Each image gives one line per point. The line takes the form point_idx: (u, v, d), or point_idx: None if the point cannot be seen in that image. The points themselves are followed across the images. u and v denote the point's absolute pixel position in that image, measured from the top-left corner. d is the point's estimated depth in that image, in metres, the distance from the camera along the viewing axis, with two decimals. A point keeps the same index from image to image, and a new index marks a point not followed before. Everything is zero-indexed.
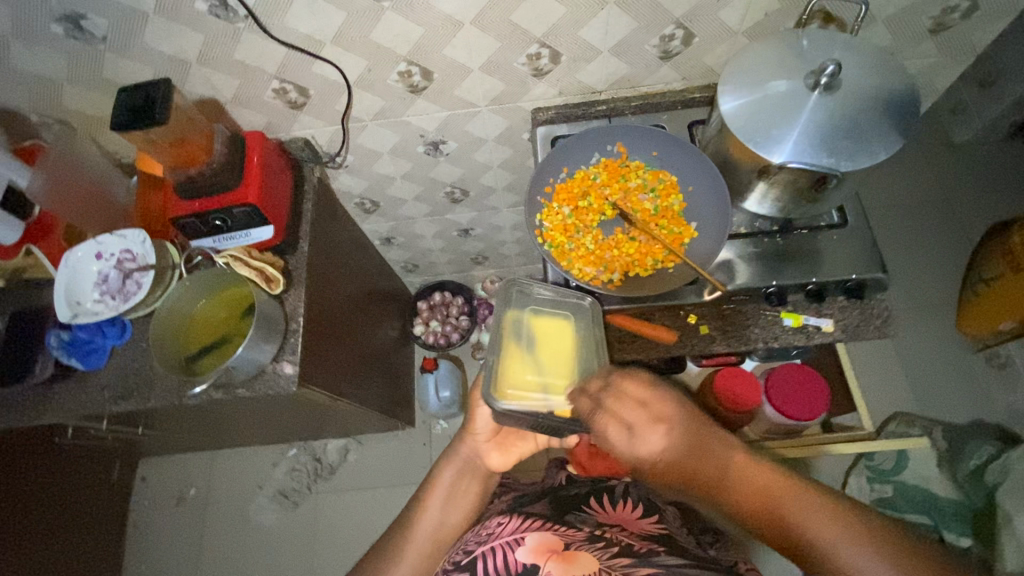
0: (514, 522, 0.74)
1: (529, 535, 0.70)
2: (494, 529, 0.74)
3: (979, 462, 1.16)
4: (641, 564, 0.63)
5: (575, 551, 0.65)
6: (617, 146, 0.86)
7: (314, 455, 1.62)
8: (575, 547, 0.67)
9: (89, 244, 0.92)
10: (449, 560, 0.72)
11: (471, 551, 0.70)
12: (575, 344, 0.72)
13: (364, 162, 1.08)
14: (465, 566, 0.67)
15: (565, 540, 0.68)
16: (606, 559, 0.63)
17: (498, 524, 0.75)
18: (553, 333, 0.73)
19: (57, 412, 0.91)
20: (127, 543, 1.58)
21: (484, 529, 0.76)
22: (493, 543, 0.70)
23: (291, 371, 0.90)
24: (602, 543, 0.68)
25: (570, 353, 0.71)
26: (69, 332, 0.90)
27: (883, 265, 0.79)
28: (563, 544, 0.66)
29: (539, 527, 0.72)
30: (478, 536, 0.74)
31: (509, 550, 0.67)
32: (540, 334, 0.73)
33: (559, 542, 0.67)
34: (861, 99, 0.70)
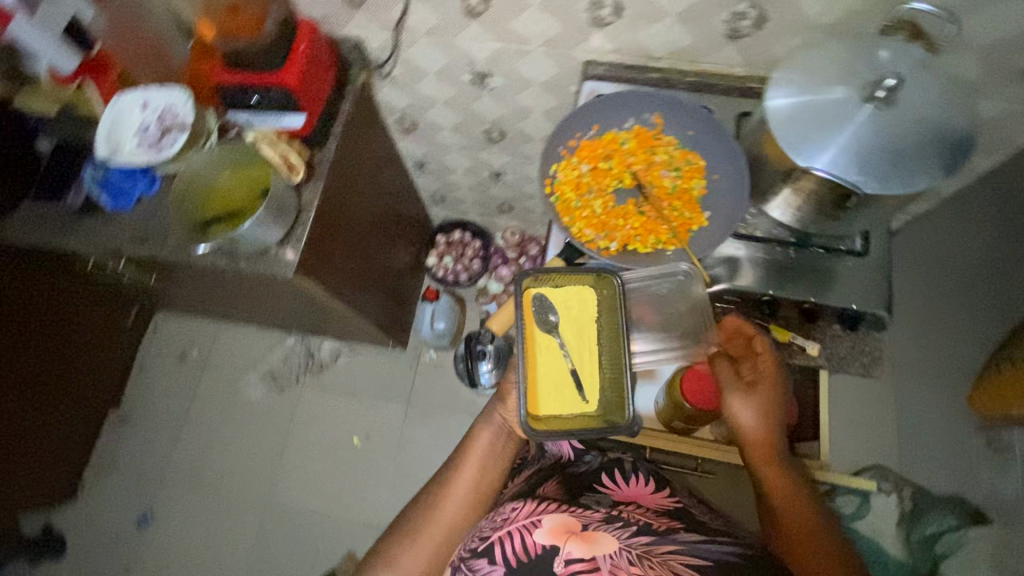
0: (530, 504, 0.75)
1: (545, 517, 0.72)
2: (508, 514, 0.74)
3: (933, 530, 1.14)
4: (662, 543, 0.67)
5: (593, 530, 0.68)
6: (654, 116, 0.84)
7: (308, 350, 1.71)
8: (592, 527, 0.69)
9: (138, 93, 0.96)
10: (463, 546, 0.72)
11: (487, 537, 0.71)
12: (597, 314, 0.77)
13: (410, 77, 1.09)
14: (483, 553, 0.68)
15: (582, 521, 0.70)
16: (625, 538, 0.67)
17: (511, 509, 0.75)
18: (574, 304, 0.76)
19: (80, 239, 0.99)
20: (130, 381, 1.73)
21: (499, 513, 0.76)
22: (508, 527, 0.71)
23: (291, 257, 0.95)
24: (620, 523, 0.71)
25: (592, 323, 0.77)
26: (103, 171, 0.97)
27: (888, 305, 0.77)
28: (582, 526, 0.69)
29: (555, 507, 0.74)
30: (493, 521, 0.74)
31: (527, 533, 0.69)
32: (563, 310, 0.76)
33: (576, 522, 0.70)
34: (915, 123, 0.66)
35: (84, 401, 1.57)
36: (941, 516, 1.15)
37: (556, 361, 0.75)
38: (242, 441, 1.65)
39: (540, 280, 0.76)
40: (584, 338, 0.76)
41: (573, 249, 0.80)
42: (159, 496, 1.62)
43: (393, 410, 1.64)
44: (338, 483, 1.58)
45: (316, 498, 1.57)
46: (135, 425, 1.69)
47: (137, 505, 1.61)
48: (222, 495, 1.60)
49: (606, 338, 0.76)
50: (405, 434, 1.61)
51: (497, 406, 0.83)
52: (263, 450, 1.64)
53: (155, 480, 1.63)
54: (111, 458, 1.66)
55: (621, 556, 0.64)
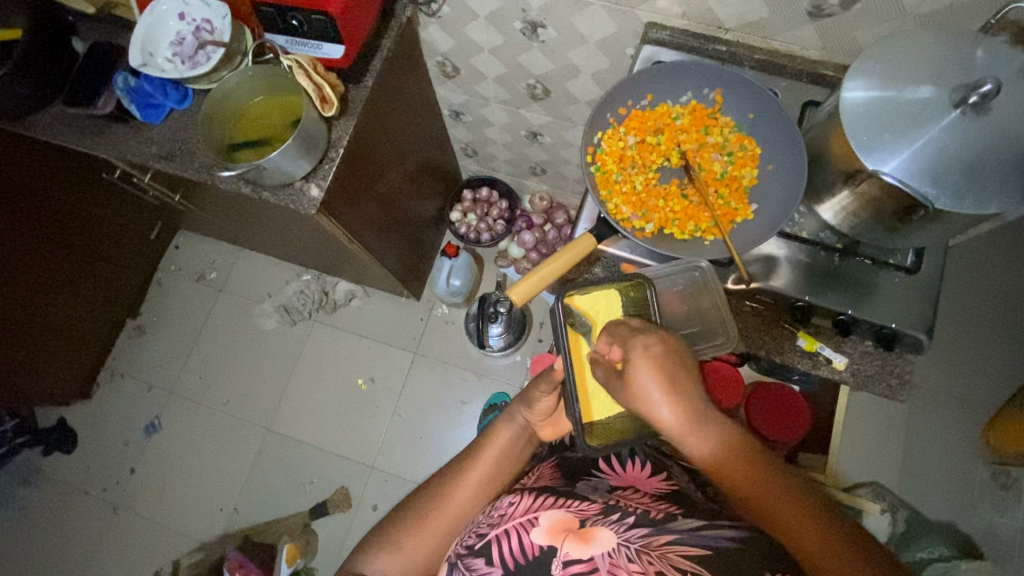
0: (526, 498, 0.69)
1: (542, 513, 0.66)
2: (506, 509, 0.68)
3: (925, 555, 1.11)
4: (660, 535, 0.60)
5: (591, 526, 0.62)
6: (714, 92, 0.78)
7: (323, 288, 1.71)
8: (590, 521, 0.63)
9: (175, 1, 0.92)
10: (459, 542, 0.68)
11: (484, 534, 0.65)
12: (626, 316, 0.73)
13: (458, 18, 1.03)
14: (480, 552, 0.63)
15: (580, 516, 0.64)
16: (624, 531, 0.61)
17: (509, 503, 0.69)
18: (603, 309, 0.73)
19: (108, 148, 0.97)
20: (148, 294, 1.76)
21: (496, 508, 0.70)
22: (505, 524, 0.65)
23: (316, 194, 0.93)
24: (618, 514, 0.64)
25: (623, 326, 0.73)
26: (136, 80, 0.94)
27: (930, 329, 0.72)
28: (579, 522, 0.63)
29: (553, 501, 0.68)
30: (490, 516, 0.69)
31: (523, 531, 0.63)
32: (594, 313, 0.72)
33: (573, 519, 0.63)
34: (1009, 136, 0.59)
35: (104, 307, 1.61)
36: (934, 543, 1.12)
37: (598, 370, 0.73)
38: (251, 367, 1.68)
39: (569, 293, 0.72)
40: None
41: (605, 225, 0.76)
42: (168, 407, 1.67)
43: (400, 358, 1.65)
44: (339, 420, 1.62)
45: (316, 431, 1.61)
46: (150, 337, 1.73)
47: (147, 413, 1.67)
48: (227, 415, 1.65)
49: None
50: (409, 384, 1.63)
51: (520, 406, 0.83)
52: (270, 378, 1.67)
53: (165, 392, 1.69)
54: (126, 365, 1.72)
55: (620, 553, 0.58)
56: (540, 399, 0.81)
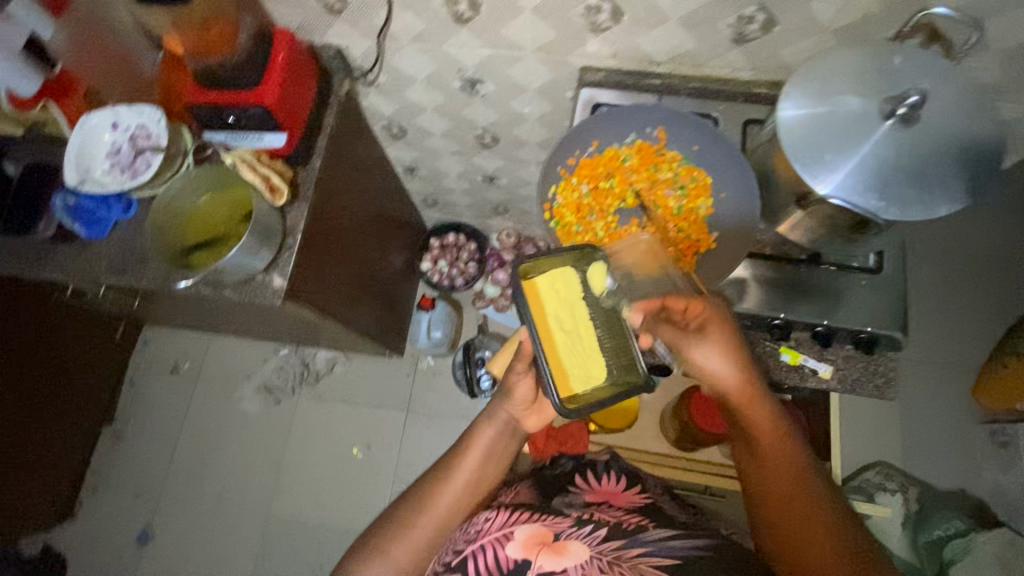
0: (503, 515, 0.72)
1: (519, 528, 0.69)
2: (483, 525, 0.71)
3: (942, 533, 1.06)
4: (629, 547, 0.65)
5: (566, 540, 0.66)
6: (657, 130, 0.79)
7: (303, 360, 1.67)
8: (564, 536, 0.67)
9: (106, 112, 0.90)
10: (440, 557, 0.71)
11: (462, 550, 0.68)
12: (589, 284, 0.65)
13: (396, 84, 1.03)
14: (457, 567, 0.66)
15: (555, 530, 0.68)
16: (597, 544, 0.65)
17: (486, 518, 0.72)
18: (564, 281, 0.65)
19: (56, 270, 0.94)
20: (121, 396, 1.69)
21: (474, 524, 0.73)
22: (483, 539, 0.68)
23: (279, 285, 0.91)
24: (590, 527, 0.69)
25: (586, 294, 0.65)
26: (76, 198, 0.91)
27: (903, 326, 0.73)
28: (554, 536, 0.66)
29: (527, 517, 0.71)
30: (467, 533, 0.71)
31: (499, 546, 0.66)
32: (555, 282, 0.64)
33: (548, 532, 0.67)
34: (938, 140, 0.61)
35: (76, 420, 1.54)
36: (947, 519, 1.09)
37: (571, 344, 0.64)
38: (241, 453, 1.62)
39: (524, 267, 0.64)
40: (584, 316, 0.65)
41: None
42: (159, 511, 1.60)
43: (393, 418, 1.62)
44: (339, 494, 1.56)
45: (319, 510, 1.55)
46: (130, 441, 1.66)
47: (137, 521, 1.59)
48: (224, 509, 1.58)
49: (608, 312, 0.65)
50: (405, 443, 1.59)
51: (501, 400, 0.78)
52: (261, 462, 1.61)
53: (154, 496, 1.61)
54: (108, 474, 1.64)
55: (593, 564, 0.62)
56: (517, 384, 0.76)
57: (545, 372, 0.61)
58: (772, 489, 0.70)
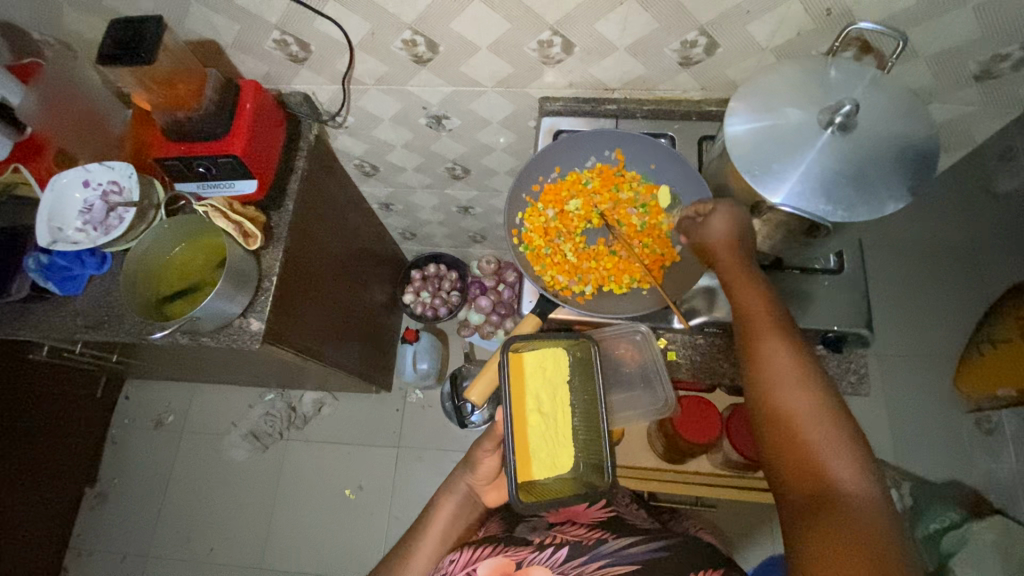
0: (466, 553, 0.73)
1: (481, 563, 0.70)
2: (447, 567, 0.72)
3: (937, 526, 1.10)
4: (591, 561, 0.66)
5: (527, 566, 0.67)
6: (615, 152, 0.83)
7: (290, 403, 1.65)
8: (527, 562, 0.68)
9: (76, 171, 0.91)
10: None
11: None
12: (570, 376, 0.74)
13: (364, 125, 1.06)
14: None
15: (517, 558, 0.69)
16: (558, 565, 0.66)
17: (449, 562, 0.73)
18: (551, 367, 0.73)
19: (31, 330, 0.93)
20: (103, 455, 1.65)
21: (439, 569, 0.74)
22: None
23: (257, 327, 0.91)
24: (552, 548, 0.70)
25: (566, 385, 0.74)
26: (48, 256, 0.91)
27: (868, 322, 0.76)
28: (516, 564, 0.67)
29: (491, 549, 0.72)
30: None
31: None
32: (541, 366, 0.73)
33: (510, 562, 0.68)
34: (876, 145, 0.65)
35: (57, 485, 1.49)
36: (941, 512, 1.12)
37: (545, 431, 0.70)
38: (230, 506, 1.58)
39: (518, 343, 0.72)
40: (564, 405, 0.73)
41: (547, 299, 0.77)
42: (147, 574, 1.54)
43: (384, 456, 1.59)
44: (333, 538, 1.53)
45: (313, 558, 1.51)
46: (115, 501, 1.61)
47: None
48: (214, 566, 1.53)
49: (582, 407, 0.74)
50: (398, 480, 1.57)
51: (463, 472, 0.81)
52: (252, 512, 1.57)
53: (142, 556, 1.56)
54: (93, 538, 1.58)
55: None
56: (483, 460, 0.79)
57: (513, 455, 0.67)
58: (771, 395, 0.56)
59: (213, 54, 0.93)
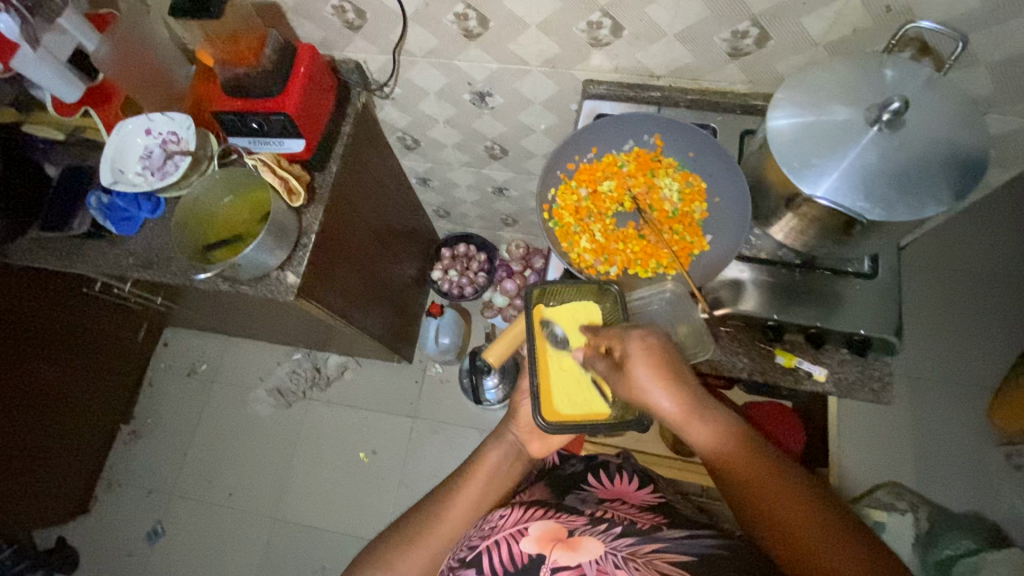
0: (517, 511, 0.71)
1: (533, 523, 0.67)
2: (496, 521, 0.70)
3: (951, 553, 1.09)
4: (647, 542, 0.61)
5: (580, 535, 0.62)
6: (653, 138, 0.83)
7: (315, 364, 1.71)
8: (580, 532, 0.64)
9: (140, 119, 0.97)
10: (453, 558, 0.69)
11: (476, 545, 0.67)
12: (603, 320, 0.73)
13: (410, 98, 1.09)
14: (471, 563, 0.64)
15: (570, 526, 0.65)
16: (612, 540, 0.61)
17: (500, 516, 0.71)
18: (582, 314, 0.74)
19: (87, 264, 1.00)
20: (140, 395, 1.75)
21: (487, 521, 0.72)
22: (496, 535, 0.67)
23: (292, 281, 0.95)
24: (605, 525, 0.65)
25: (599, 329, 0.73)
26: (109, 197, 0.98)
27: (897, 330, 0.74)
28: (568, 532, 0.63)
29: (543, 512, 0.69)
30: (481, 529, 0.70)
31: (514, 542, 0.64)
32: (571, 312, 0.74)
33: (561, 528, 0.64)
34: (923, 146, 0.63)
35: (95, 417, 1.59)
36: (956, 539, 1.10)
37: (567, 370, 0.72)
38: (250, 456, 1.65)
39: (543, 296, 0.74)
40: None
41: (572, 275, 0.79)
42: (170, 510, 1.63)
43: (399, 425, 1.64)
44: (345, 498, 1.58)
45: (323, 514, 1.57)
46: (146, 438, 1.71)
47: (148, 519, 1.62)
48: (231, 510, 1.60)
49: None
50: (412, 448, 1.61)
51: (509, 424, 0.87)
52: (270, 463, 1.64)
53: (167, 494, 1.64)
54: (124, 471, 1.68)
55: (608, 560, 0.58)
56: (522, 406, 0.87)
57: (534, 396, 0.70)
58: (766, 514, 0.59)
59: (274, 18, 0.97)
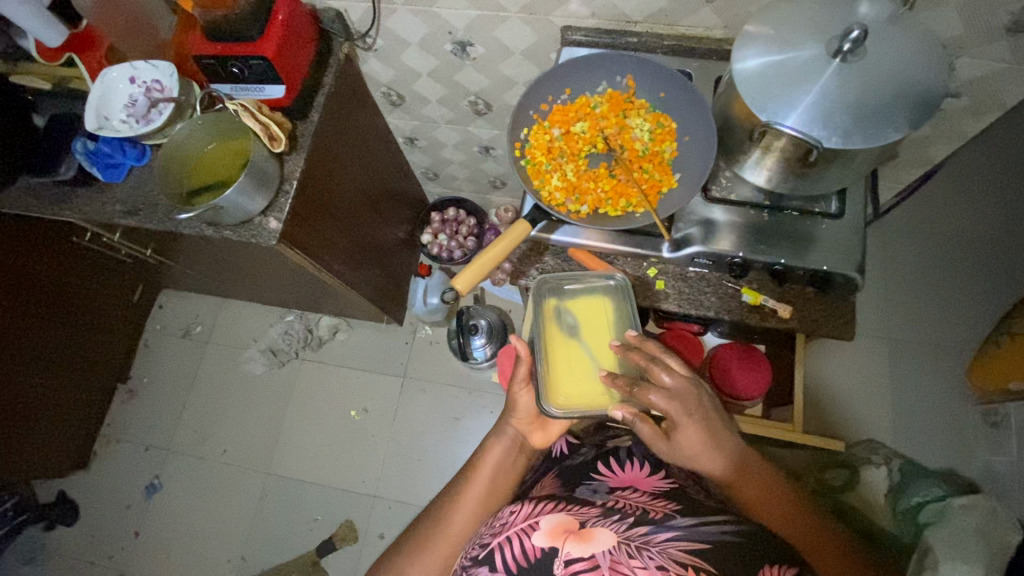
0: (527, 506, 0.72)
1: (542, 518, 0.69)
2: (507, 518, 0.71)
3: (919, 500, 1.09)
4: (657, 533, 0.63)
5: (591, 527, 0.64)
6: (626, 79, 0.85)
7: (307, 325, 1.74)
8: (590, 523, 0.66)
9: (125, 67, 0.98)
10: (465, 555, 0.70)
11: (488, 543, 0.68)
12: (609, 319, 0.85)
13: (392, 49, 1.09)
14: (484, 561, 0.66)
15: (580, 518, 0.67)
16: (625, 530, 0.64)
17: (510, 511, 0.73)
18: (592, 313, 0.85)
19: (74, 211, 1.02)
20: (136, 355, 1.79)
21: (499, 518, 0.73)
22: (507, 532, 0.68)
23: (275, 226, 0.97)
24: (619, 515, 0.67)
25: (605, 327, 0.85)
26: (94, 143, 0.99)
27: (860, 267, 0.76)
28: (579, 523, 0.65)
29: (551, 506, 0.71)
30: (492, 527, 0.72)
31: (525, 536, 0.66)
32: (580, 313, 0.85)
33: (573, 520, 0.66)
34: (883, 76, 0.64)
35: (93, 375, 1.63)
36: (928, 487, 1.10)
37: (575, 360, 0.84)
38: (244, 413, 1.69)
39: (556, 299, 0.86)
40: (601, 339, 0.85)
41: (543, 214, 0.81)
42: (168, 464, 1.67)
43: (389, 385, 1.67)
44: (336, 454, 1.62)
45: (315, 469, 1.61)
46: (143, 397, 1.75)
47: (147, 473, 1.67)
48: (226, 465, 1.65)
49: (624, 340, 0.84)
50: (401, 407, 1.64)
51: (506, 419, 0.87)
52: (263, 421, 1.68)
53: (164, 450, 1.69)
54: (122, 428, 1.72)
55: (620, 551, 0.60)
56: (519, 396, 0.85)
57: (543, 383, 0.82)
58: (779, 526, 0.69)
59: None
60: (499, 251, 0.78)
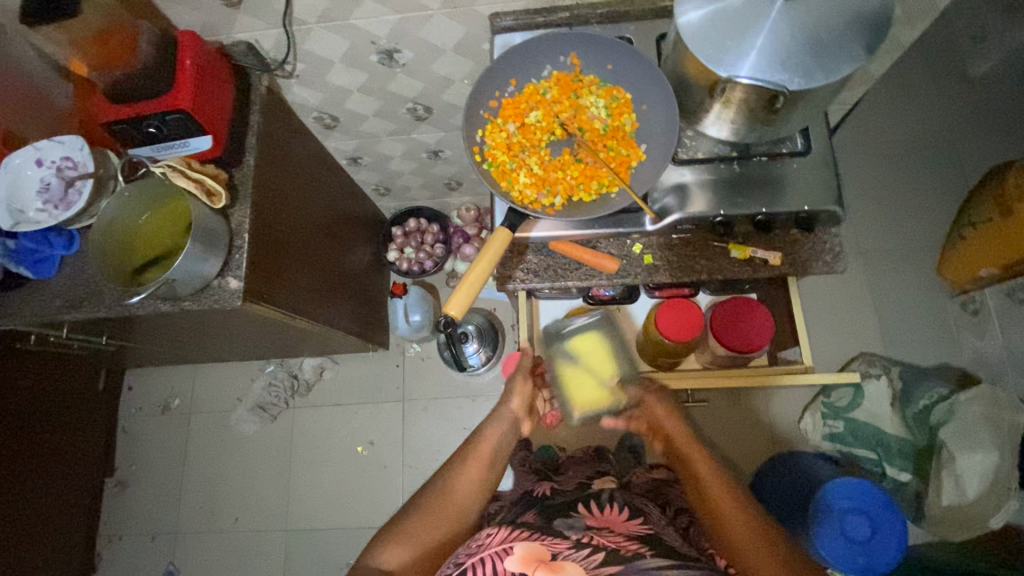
0: (505, 530, 0.69)
1: (518, 543, 0.65)
2: (483, 539, 0.69)
3: (925, 403, 1.12)
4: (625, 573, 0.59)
5: (562, 559, 0.61)
6: (570, 58, 0.82)
7: (291, 371, 1.67)
8: (563, 556, 0.62)
9: (27, 150, 0.89)
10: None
11: (461, 563, 0.65)
12: (606, 345, 0.91)
13: (315, 71, 1.02)
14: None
15: (553, 550, 0.63)
16: (594, 566, 0.60)
17: (488, 533, 0.70)
18: (593, 344, 0.90)
19: (11, 316, 0.93)
20: (115, 444, 1.68)
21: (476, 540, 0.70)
22: (481, 554, 0.65)
23: (237, 285, 0.91)
24: (588, 549, 0.63)
25: (605, 352, 0.90)
26: (14, 240, 0.89)
27: (838, 199, 0.76)
28: (551, 554, 0.62)
29: (526, 534, 0.67)
30: (468, 548, 0.68)
31: (498, 560, 0.63)
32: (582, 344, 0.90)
33: (546, 549, 0.63)
34: (829, 6, 0.63)
35: (77, 478, 1.52)
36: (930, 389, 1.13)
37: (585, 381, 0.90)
38: (247, 475, 1.62)
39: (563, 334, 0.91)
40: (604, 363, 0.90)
41: (517, 215, 0.77)
42: (180, 547, 1.59)
43: (391, 411, 1.62)
44: (352, 493, 1.57)
45: (335, 513, 1.56)
46: (136, 485, 1.65)
47: (159, 562, 1.59)
48: (241, 533, 1.58)
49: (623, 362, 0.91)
50: (408, 430, 1.60)
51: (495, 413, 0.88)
52: (269, 478, 1.61)
53: (172, 533, 1.61)
54: (122, 522, 1.63)
55: None
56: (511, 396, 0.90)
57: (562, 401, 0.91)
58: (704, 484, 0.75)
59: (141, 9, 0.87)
60: (487, 266, 0.74)
